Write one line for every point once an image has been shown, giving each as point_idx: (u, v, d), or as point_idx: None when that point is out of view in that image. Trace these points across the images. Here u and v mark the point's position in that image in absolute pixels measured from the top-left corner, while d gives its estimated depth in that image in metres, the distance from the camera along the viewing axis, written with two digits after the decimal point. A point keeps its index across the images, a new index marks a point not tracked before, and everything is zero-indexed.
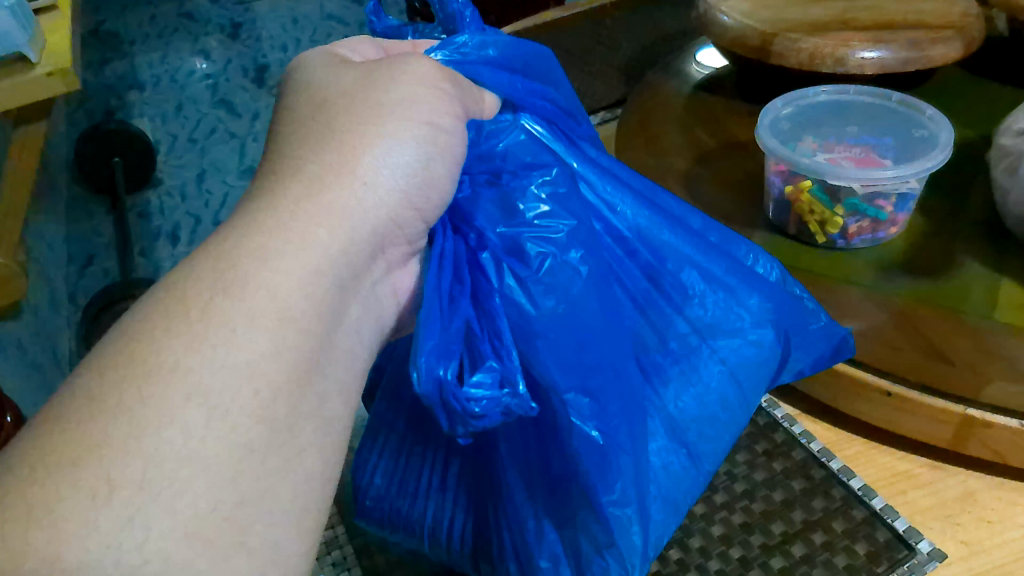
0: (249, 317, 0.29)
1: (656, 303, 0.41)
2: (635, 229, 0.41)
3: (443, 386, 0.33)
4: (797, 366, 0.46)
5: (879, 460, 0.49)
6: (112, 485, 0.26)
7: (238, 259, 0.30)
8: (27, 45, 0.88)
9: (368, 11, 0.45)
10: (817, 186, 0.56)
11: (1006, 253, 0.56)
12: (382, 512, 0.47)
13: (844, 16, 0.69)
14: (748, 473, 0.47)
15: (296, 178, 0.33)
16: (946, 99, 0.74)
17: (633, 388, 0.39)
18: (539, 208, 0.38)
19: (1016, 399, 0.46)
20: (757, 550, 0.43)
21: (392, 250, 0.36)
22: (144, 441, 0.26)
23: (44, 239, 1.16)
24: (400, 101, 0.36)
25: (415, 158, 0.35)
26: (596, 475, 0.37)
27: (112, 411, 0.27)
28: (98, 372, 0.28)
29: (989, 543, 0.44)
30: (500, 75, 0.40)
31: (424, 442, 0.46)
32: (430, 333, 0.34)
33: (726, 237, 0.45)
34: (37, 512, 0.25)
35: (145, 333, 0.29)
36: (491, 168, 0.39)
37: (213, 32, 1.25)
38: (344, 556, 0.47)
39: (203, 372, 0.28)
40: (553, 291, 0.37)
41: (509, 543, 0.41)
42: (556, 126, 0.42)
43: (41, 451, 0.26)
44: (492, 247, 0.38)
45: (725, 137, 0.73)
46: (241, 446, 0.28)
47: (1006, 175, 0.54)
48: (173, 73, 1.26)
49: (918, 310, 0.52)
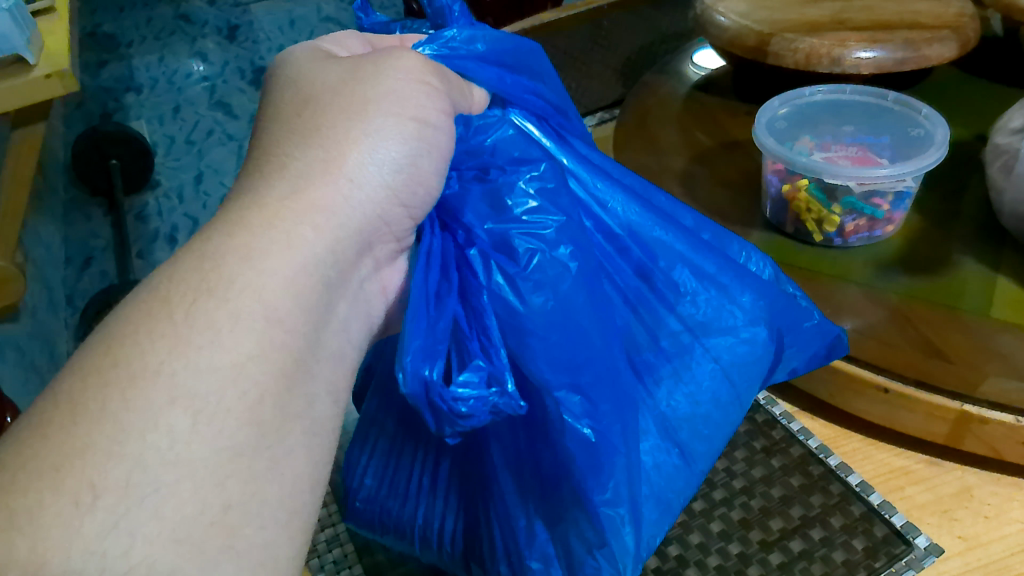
0: (234, 319, 0.29)
1: (647, 301, 0.42)
2: (625, 226, 0.42)
3: (429, 386, 0.34)
4: (791, 364, 0.46)
5: (877, 456, 0.49)
6: (95, 492, 0.26)
7: (222, 259, 0.31)
8: (25, 46, 0.89)
9: (356, 7, 0.45)
10: (815, 184, 0.56)
11: (1003, 251, 0.56)
12: (372, 514, 0.47)
13: (840, 17, 0.70)
14: (747, 469, 0.47)
15: (281, 176, 0.33)
16: (942, 98, 0.74)
17: (624, 387, 0.39)
18: (527, 203, 0.38)
19: (1012, 395, 0.46)
20: (756, 546, 0.43)
21: (380, 248, 0.37)
22: (128, 446, 0.26)
23: (40, 241, 1.16)
24: (386, 95, 0.36)
25: (401, 153, 0.35)
26: (588, 474, 0.38)
27: (95, 417, 0.27)
28: (81, 377, 0.28)
29: (987, 538, 0.44)
30: (490, 71, 0.40)
31: (415, 441, 0.46)
32: (417, 333, 0.35)
33: (719, 235, 0.45)
34: (20, 520, 0.25)
35: (127, 337, 0.29)
36: (479, 163, 0.39)
37: (210, 34, 1.27)
38: (345, 553, 0.47)
39: (187, 375, 0.28)
40: (543, 288, 0.37)
41: (500, 544, 0.42)
42: (547, 122, 0.43)
43: (23, 459, 0.26)
44: (480, 243, 0.38)
45: (722, 137, 0.73)
46: (228, 450, 0.28)
47: (1001, 173, 0.54)
48: (169, 75, 1.28)
49: (914, 307, 0.52)
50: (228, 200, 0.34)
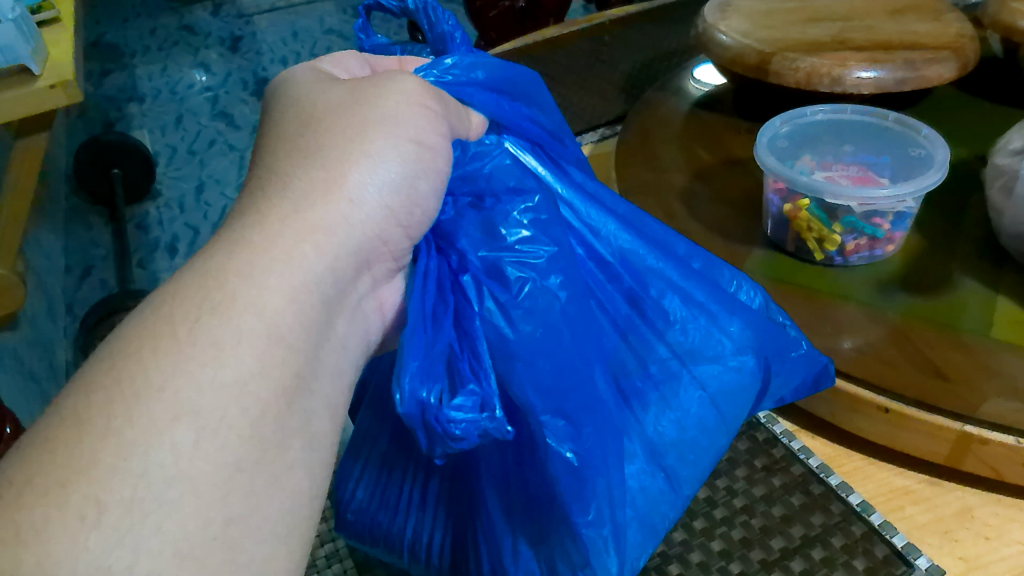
0: (237, 336, 0.30)
1: (638, 327, 0.42)
2: (617, 253, 0.42)
3: (425, 408, 0.34)
4: (778, 393, 0.46)
5: (877, 476, 0.49)
6: (101, 505, 0.26)
7: (226, 277, 0.31)
8: (30, 57, 0.89)
9: (357, 28, 0.46)
10: (815, 204, 0.57)
11: (1003, 271, 0.56)
12: (361, 527, 0.47)
13: (840, 36, 0.70)
14: (747, 488, 0.47)
15: (283, 196, 0.33)
16: (942, 118, 0.75)
17: (613, 413, 0.40)
18: (519, 233, 0.38)
19: (1013, 416, 0.46)
20: (757, 566, 0.43)
21: (378, 266, 0.37)
22: (133, 462, 0.27)
23: (41, 250, 1.17)
24: (386, 118, 0.36)
25: (400, 175, 0.35)
26: (573, 496, 0.38)
27: (102, 430, 0.27)
28: (86, 395, 0.28)
29: (987, 559, 0.44)
30: (489, 97, 0.41)
31: (406, 457, 0.46)
32: (415, 353, 0.35)
33: (710, 263, 0.45)
34: (24, 534, 0.25)
35: (133, 353, 0.29)
36: (475, 190, 0.39)
37: (213, 45, 1.35)
38: (345, 570, 0.46)
39: (190, 392, 0.28)
40: (532, 316, 0.38)
41: (486, 561, 0.42)
42: (542, 150, 0.44)
43: (28, 474, 0.26)
44: (474, 269, 0.38)
45: (724, 154, 0.74)
46: (230, 465, 0.28)
47: (1001, 195, 0.54)
48: (173, 85, 1.33)
49: (914, 327, 0.52)
50: (231, 218, 0.34)
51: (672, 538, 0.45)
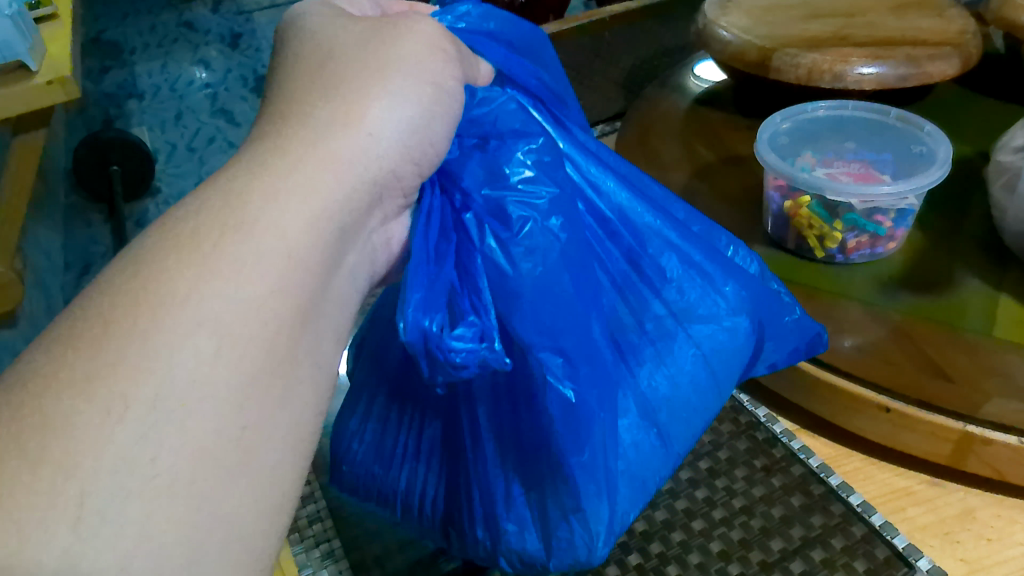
0: (258, 253, 0.28)
1: (636, 283, 0.41)
2: (617, 210, 0.41)
3: (427, 336, 0.34)
4: (771, 359, 0.46)
5: (878, 476, 0.49)
6: (124, 406, 0.24)
7: (250, 194, 0.30)
8: (27, 53, 0.89)
9: None
10: (816, 201, 0.56)
11: (1005, 269, 0.56)
12: (358, 479, 0.47)
13: (842, 32, 0.69)
14: (747, 489, 0.47)
15: (302, 124, 0.33)
16: (944, 115, 0.74)
17: (611, 363, 0.39)
18: (522, 173, 0.37)
19: (1015, 417, 0.45)
20: (756, 567, 0.43)
21: (388, 203, 0.36)
22: (159, 360, 0.25)
23: (39, 248, 1.17)
24: (404, 59, 0.35)
25: (416, 114, 0.34)
26: (569, 437, 0.37)
27: (126, 331, 0.26)
28: (106, 297, 0.26)
29: (989, 561, 0.43)
30: (497, 50, 0.42)
31: (403, 408, 0.46)
32: (417, 285, 0.35)
33: (707, 228, 0.45)
34: (47, 425, 0.24)
35: (157, 259, 0.27)
36: (481, 133, 0.38)
37: (211, 38, 1.15)
38: (332, 549, 0.46)
39: (215, 300, 0.27)
40: (532, 253, 0.37)
41: (478, 508, 0.42)
42: (546, 105, 0.43)
43: (50, 370, 0.25)
44: (476, 208, 0.37)
45: (724, 152, 0.73)
46: (249, 380, 0.27)
47: (1004, 192, 0.54)
48: (171, 78, 1.16)
49: (915, 325, 0.52)
50: (247, 143, 0.33)
51: (670, 539, 0.45)
